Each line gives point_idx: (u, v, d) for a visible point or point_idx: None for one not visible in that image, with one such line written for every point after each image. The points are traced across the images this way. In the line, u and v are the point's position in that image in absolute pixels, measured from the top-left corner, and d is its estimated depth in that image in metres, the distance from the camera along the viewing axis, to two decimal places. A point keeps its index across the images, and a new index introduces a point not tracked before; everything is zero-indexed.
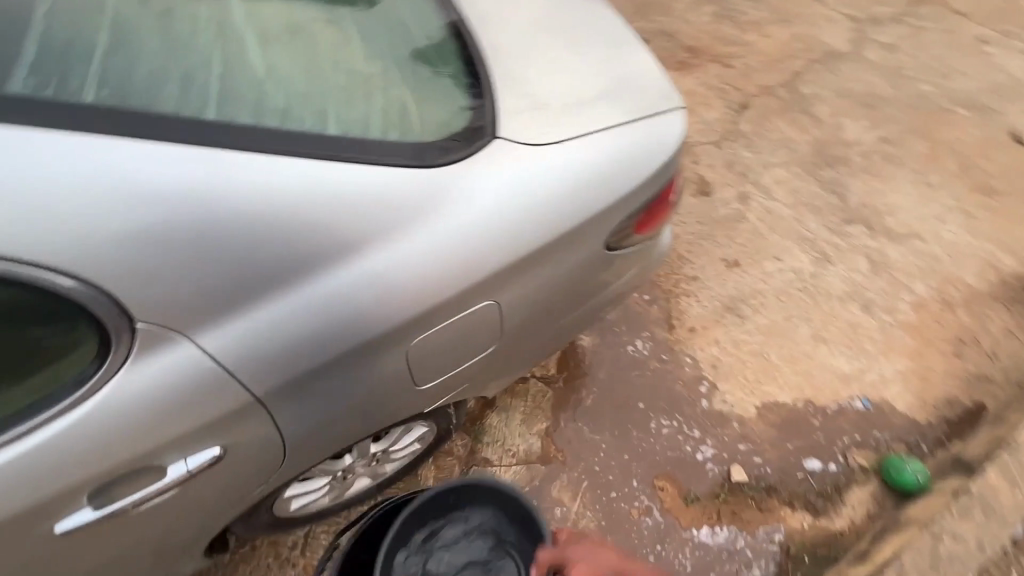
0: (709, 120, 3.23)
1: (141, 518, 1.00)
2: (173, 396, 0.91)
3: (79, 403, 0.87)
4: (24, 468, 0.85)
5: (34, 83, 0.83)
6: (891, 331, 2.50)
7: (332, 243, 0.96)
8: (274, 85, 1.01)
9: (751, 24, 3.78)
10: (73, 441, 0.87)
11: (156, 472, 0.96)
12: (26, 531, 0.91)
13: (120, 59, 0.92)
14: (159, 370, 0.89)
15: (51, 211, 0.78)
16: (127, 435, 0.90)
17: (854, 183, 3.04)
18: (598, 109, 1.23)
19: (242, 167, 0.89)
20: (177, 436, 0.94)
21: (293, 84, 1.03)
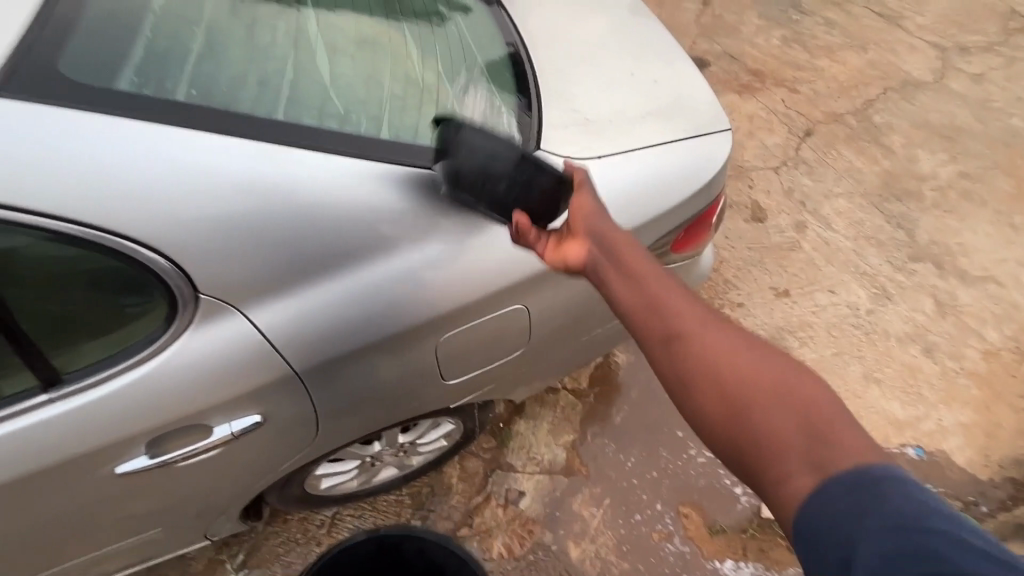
0: (769, 145, 3.15)
1: (188, 471, 1.09)
2: (224, 363, 0.99)
3: (147, 359, 0.97)
4: (95, 413, 0.96)
5: (138, 83, 0.94)
6: (955, 379, 2.33)
7: (377, 239, 1.03)
8: (336, 93, 1.10)
9: (822, 49, 3.66)
10: (137, 395, 0.97)
11: (204, 430, 1.05)
12: (92, 470, 1.01)
13: (209, 65, 1.04)
14: (215, 339, 0.98)
15: (141, 193, 0.88)
16: (183, 396, 0.99)
17: (925, 218, 2.87)
18: (641, 126, 1.25)
19: (305, 165, 0.97)
20: (224, 401, 1.02)
21: (355, 92, 1.12)
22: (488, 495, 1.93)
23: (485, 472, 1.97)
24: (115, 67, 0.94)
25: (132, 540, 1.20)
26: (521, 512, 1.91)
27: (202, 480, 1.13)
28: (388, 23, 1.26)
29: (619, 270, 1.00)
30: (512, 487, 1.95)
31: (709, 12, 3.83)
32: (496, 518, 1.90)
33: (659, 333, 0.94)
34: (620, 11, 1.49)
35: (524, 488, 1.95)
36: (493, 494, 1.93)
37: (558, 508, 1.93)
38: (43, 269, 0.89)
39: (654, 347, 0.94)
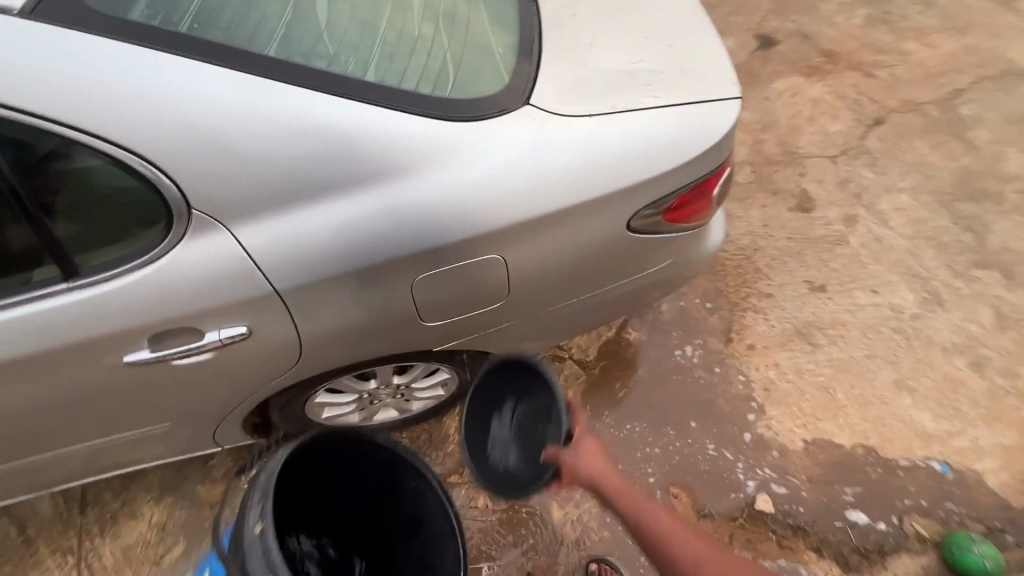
0: (830, 133, 2.93)
1: (186, 371, 1.19)
2: (213, 276, 1.06)
3: (148, 261, 1.05)
4: (102, 306, 1.06)
5: (150, 14, 0.98)
6: (1004, 397, 2.13)
7: (355, 174, 1.05)
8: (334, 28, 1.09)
9: (912, 32, 3.31)
10: (136, 296, 1.06)
11: (196, 333, 1.12)
12: (101, 356, 1.12)
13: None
14: (204, 253, 1.05)
15: (141, 113, 0.94)
16: (175, 306, 1.07)
17: (1002, 223, 2.59)
18: (641, 89, 1.23)
19: (294, 100, 1.00)
20: (213, 310, 1.09)
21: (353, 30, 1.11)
22: None
23: None
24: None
25: (138, 431, 1.38)
26: None
27: (200, 382, 1.24)
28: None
29: (614, 491, 1.26)
30: None
31: None
32: None
33: (652, 544, 1.20)
34: None
35: None
36: None
37: None
38: (58, 172, 0.98)
39: (659, 563, 1.19)
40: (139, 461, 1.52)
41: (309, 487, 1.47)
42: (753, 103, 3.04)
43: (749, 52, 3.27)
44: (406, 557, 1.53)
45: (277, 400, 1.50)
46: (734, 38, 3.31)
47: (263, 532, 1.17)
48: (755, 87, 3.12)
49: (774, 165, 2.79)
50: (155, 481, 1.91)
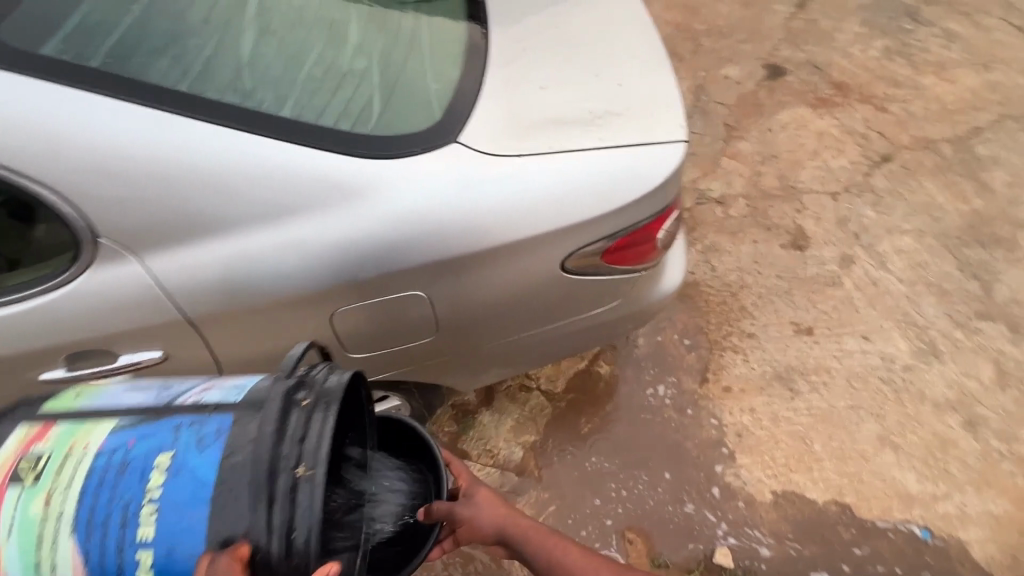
0: (834, 169, 2.75)
1: None
2: (122, 303, 1.06)
3: (57, 286, 1.04)
4: (10, 327, 1.06)
5: (65, 48, 0.98)
6: (998, 461, 2.00)
7: (270, 209, 1.06)
8: (261, 65, 1.11)
9: (931, 64, 3.09)
10: (45, 321, 1.06)
11: (110, 356, 1.12)
12: (16, 375, 1.13)
13: (133, 33, 1.04)
14: (112, 280, 1.05)
15: (47, 145, 0.94)
16: (87, 332, 1.07)
17: (1012, 272, 2.43)
18: (578, 130, 1.21)
19: (203, 135, 1.01)
20: (124, 335, 1.10)
21: (281, 65, 1.13)
22: None
23: None
24: (46, 32, 0.97)
25: None
26: None
27: None
28: (334, 8, 1.25)
29: (516, 530, 1.29)
30: None
31: (800, 15, 3.33)
32: None
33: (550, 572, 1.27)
34: (602, 6, 1.41)
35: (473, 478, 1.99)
36: None
37: None
38: None
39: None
40: None
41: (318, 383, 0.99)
42: (755, 133, 2.89)
43: (753, 81, 3.09)
44: None
45: None
46: (740, 66, 3.14)
47: (310, 477, 0.80)
48: (758, 117, 2.95)
49: (770, 199, 2.67)
50: None
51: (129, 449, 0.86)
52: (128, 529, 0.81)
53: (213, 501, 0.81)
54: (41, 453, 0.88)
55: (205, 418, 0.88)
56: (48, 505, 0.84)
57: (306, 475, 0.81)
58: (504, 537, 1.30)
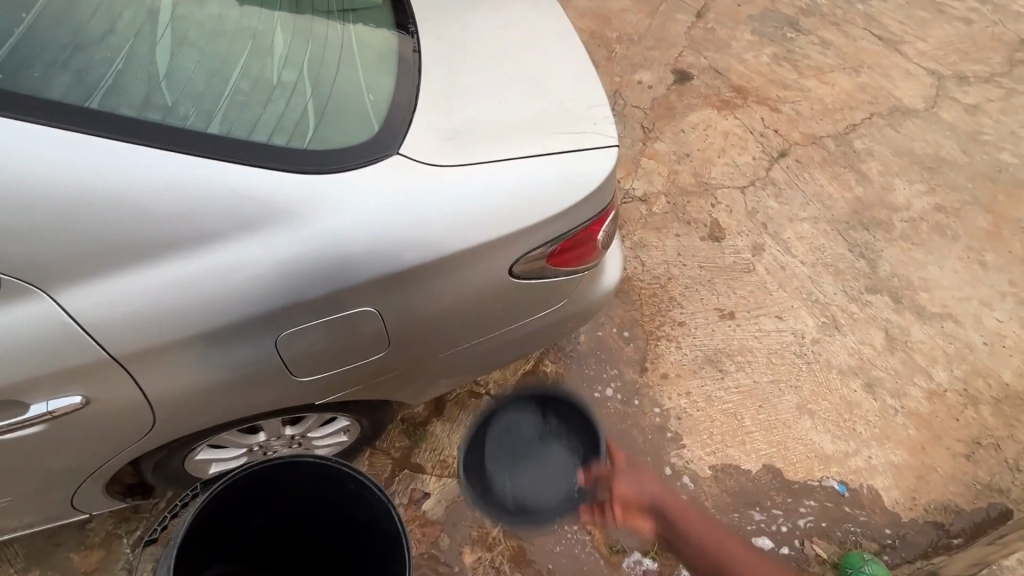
0: (739, 164, 3.00)
1: (10, 444, 1.08)
2: (33, 345, 0.96)
3: None
4: None
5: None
6: (893, 416, 2.30)
7: (203, 231, 1.00)
8: (174, 78, 1.04)
9: (812, 69, 3.46)
10: None
11: (20, 406, 1.02)
12: None
13: (25, 46, 0.95)
14: (21, 320, 0.95)
15: None
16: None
17: (892, 250, 2.78)
18: (519, 138, 1.25)
19: (115, 155, 0.93)
20: (37, 380, 0.99)
21: (198, 79, 1.06)
22: (391, 493, 1.94)
23: (393, 470, 1.98)
24: None
25: None
26: (422, 513, 1.92)
27: (40, 451, 1.13)
28: (253, 17, 1.19)
29: None
30: (418, 487, 1.96)
31: (700, 25, 3.59)
32: None
33: None
34: (525, 17, 1.45)
35: (430, 490, 1.96)
36: (397, 493, 1.94)
37: (459, 515, 1.93)
38: None
39: None
40: (2, 531, 1.41)
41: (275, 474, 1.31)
42: (669, 134, 3.09)
43: (664, 85, 3.29)
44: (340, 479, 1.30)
45: (146, 462, 1.37)
46: (651, 71, 3.33)
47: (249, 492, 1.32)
48: (671, 119, 3.15)
49: (688, 195, 2.86)
50: (21, 550, 1.70)
51: None
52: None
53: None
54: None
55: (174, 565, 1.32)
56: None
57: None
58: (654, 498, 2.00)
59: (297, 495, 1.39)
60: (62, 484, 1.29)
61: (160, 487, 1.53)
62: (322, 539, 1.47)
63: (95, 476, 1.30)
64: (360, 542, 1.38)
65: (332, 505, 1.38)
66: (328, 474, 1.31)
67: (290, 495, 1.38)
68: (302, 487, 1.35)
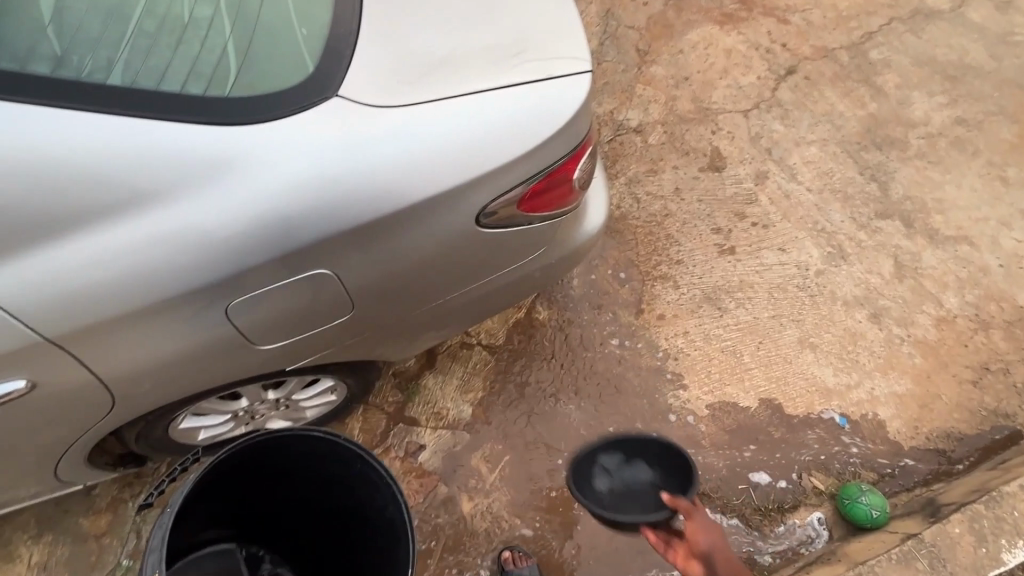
0: (742, 84, 2.75)
1: None
2: None
3: None
4: None
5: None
6: (899, 346, 2.23)
7: (124, 198, 0.92)
8: (65, 22, 0.92)
9: None
10: None
11: None
12: None
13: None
14: None
15: None
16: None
17: (907, 171, 2.59)
18: (475, 69, 1.11)
19: (16, 121, 0.86)
20: None
21: (94, 22, 0.93)
22: (386, 447, 1.95)
23: (387, 425, 1.98)
24: None
25: None
26: (419, 464, 1.94)
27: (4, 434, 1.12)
28: None
29: None
30: (414, 440, 1.97)
31: None
32: (392, 469, 1.93)
33: None
34: None
35: (425, 442, 1.97)
36: (392, 447, 1.95)
37: (455, 464, 1.95)
38: None
39: None
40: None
41: (281, 448, 1.31)
42: (667, 56, 2.80)
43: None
44: (347, 458, 1.31)
45: (127, 435, 1.36)
46: None
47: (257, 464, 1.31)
48: (669, 39, 2.84)
49: (686, 123, 2.64)
50: (32, 518, 1.75)
51: None
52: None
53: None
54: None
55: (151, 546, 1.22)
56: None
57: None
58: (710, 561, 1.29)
59: (298, 470, 1.38)
60: (43, 461, 1.29)
61: (153, 456, 1.54)
62: (316, 517, 1.48)
63: (73, 451, 1.30)
64: (359, 521, 1.41)
65: (337, 482, 1.39)
66: (335, 451, 1.31)
67: (287, 469, 1.38)
68: (303, 463, 1.35)
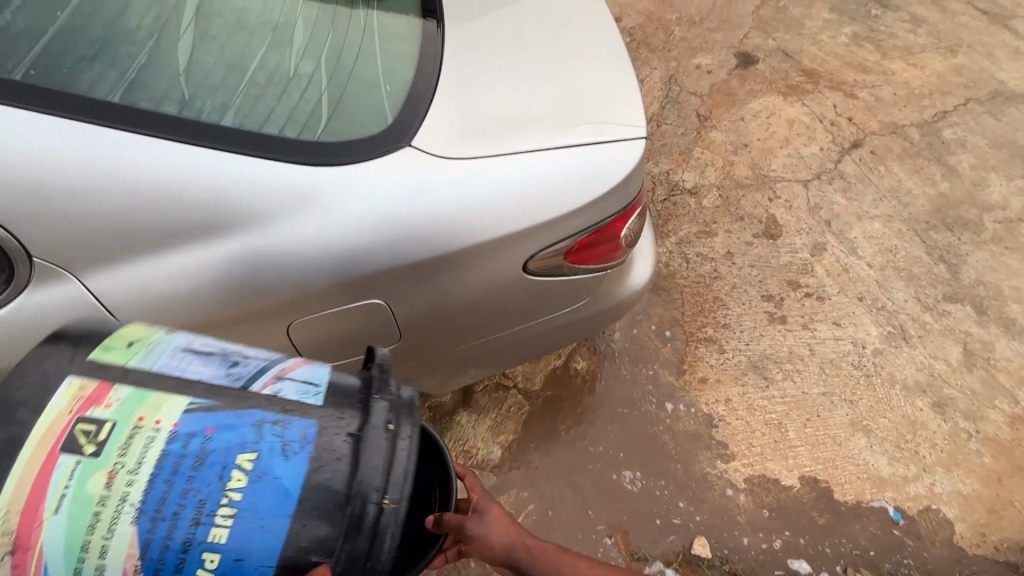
0: (804, 155, 2.75)
1: None
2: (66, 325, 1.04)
3: None
4: None
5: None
6: (966, 441, 2.06)
7: (214, 221, 1.04)
8: (193, 73, 1.08)
9: (899, 50, 3.06)
10: None
11: None
12: None
13: (59, 41, 1.02)
14: (53, 301, 1.02)
15: None
16: (14, 346, 1.04)
17: (980, 255, 2.46)
18: (536, 129, 1.19)
19: (138, 149, 0.99)
20: None
21: (215, 75, 1.10)
22: None
23: None
24: None
25: None
26: None
27: None
28: (277, 10, 1.22)
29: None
30: None
31: (771, 2, 3.24)
32: None
33: None
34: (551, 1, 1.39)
35: None
36: None
37: None
38: None
39: None
40: None
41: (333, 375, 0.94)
42: (727, 122, 2.85)
43: (725, 70, 3.01)
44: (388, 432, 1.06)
45: None
46: (711, 54, 3.05)
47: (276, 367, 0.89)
48: (730, 106, 2.90)
49: (743, 189, 2.64)
50: None
51: (207, 439, 0.75)
52: (200, 528, 0.72)
53: (297, 517, 0.75)
54: (102, 420, 0.73)
55: (289, 418, 0.79)
56: (110, 485, 0.70)
57: (391, 508, 0.79)
58: (512, 557, 1.15)
59: None
60: None
61: None
62: None
63: None
64: None
65: None
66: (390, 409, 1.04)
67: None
68: None
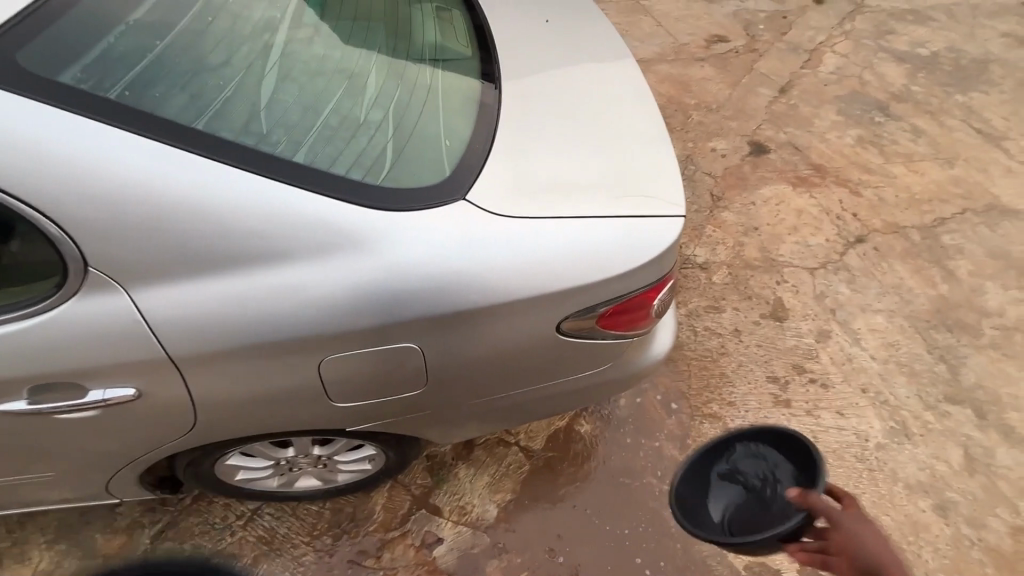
0: (811, 244, 2.85)
1: (62, 424, 1.16)
2: (108, 337, 1.05)
3: (39, 314, 1.03)
4: None
5: (83, 77, 0.99)
6: (968, 549, 2.03)
7: (270, 251, 1.06)
8: (269, 111, 1.14)
9: (901, 156, 3.26)
10: (11, 348, 1.03)
11: (80, 389, 1.10)
12: None
13: (153, 69, 1.07)
14: (99, 312, 1.03)
15: (55, 176, 0.94)
16: (47, 351, 1.04)
17: (979, 359, 2.52)
18: (583, 197, 1.24)
19: (212, 175, 1.01)
20: (101, 367, 1.07)
21: (291, 114, 1.15)
22: (404, 532, 1.89)
23: (410, 508, 1.94)
24: (65, 60, 0.99)
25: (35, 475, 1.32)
26: (432, 559, 1.85)
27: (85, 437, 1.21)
28: (352, 61, 1.29)
29: None
30: (432, 531, 1.90)
31: (783, 100, 3.46)
32: (405, 558, 1.85)
33: None
34: (602, 79, 1.48)
35: (444, 535, 1.90)
36: (409, 532, 1.89)
37: (470, 566, 1.85)
38: None
39: None
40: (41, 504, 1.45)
41: None
42: (739, 205, 2.97)
43: (739, 155, 3.17)
44: None
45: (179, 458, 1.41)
46: (726, 140, 3.23)
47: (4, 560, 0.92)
48: (742, 190, 3.03)
49: (752, 270, 2.72)
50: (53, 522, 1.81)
51: None
52: None
53: None
54: None
55: None
56: None
57: None
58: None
59: None
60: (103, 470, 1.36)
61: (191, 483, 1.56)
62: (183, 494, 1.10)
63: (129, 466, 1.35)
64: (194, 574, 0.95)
65: None
66: None
67: None
68: None
